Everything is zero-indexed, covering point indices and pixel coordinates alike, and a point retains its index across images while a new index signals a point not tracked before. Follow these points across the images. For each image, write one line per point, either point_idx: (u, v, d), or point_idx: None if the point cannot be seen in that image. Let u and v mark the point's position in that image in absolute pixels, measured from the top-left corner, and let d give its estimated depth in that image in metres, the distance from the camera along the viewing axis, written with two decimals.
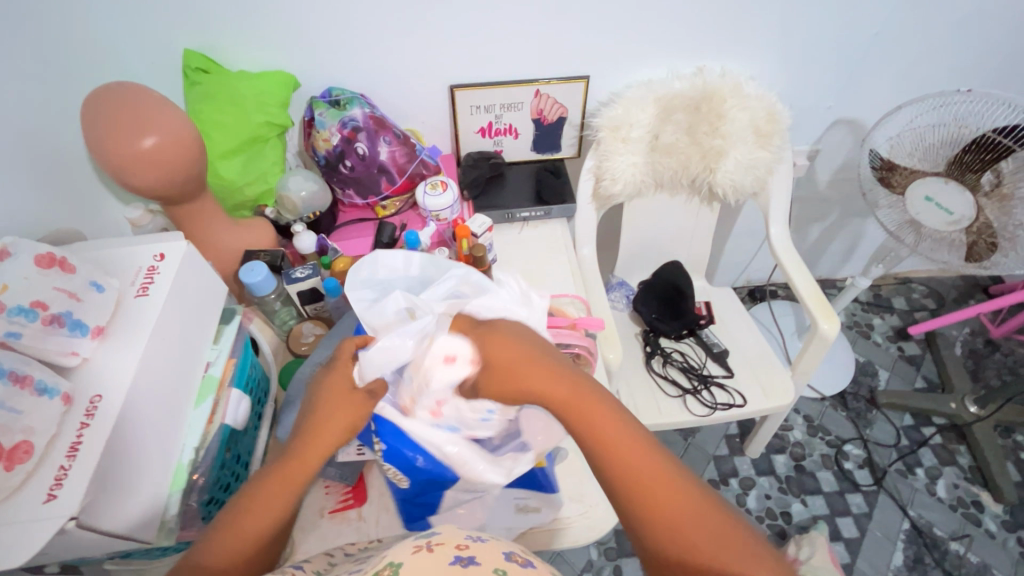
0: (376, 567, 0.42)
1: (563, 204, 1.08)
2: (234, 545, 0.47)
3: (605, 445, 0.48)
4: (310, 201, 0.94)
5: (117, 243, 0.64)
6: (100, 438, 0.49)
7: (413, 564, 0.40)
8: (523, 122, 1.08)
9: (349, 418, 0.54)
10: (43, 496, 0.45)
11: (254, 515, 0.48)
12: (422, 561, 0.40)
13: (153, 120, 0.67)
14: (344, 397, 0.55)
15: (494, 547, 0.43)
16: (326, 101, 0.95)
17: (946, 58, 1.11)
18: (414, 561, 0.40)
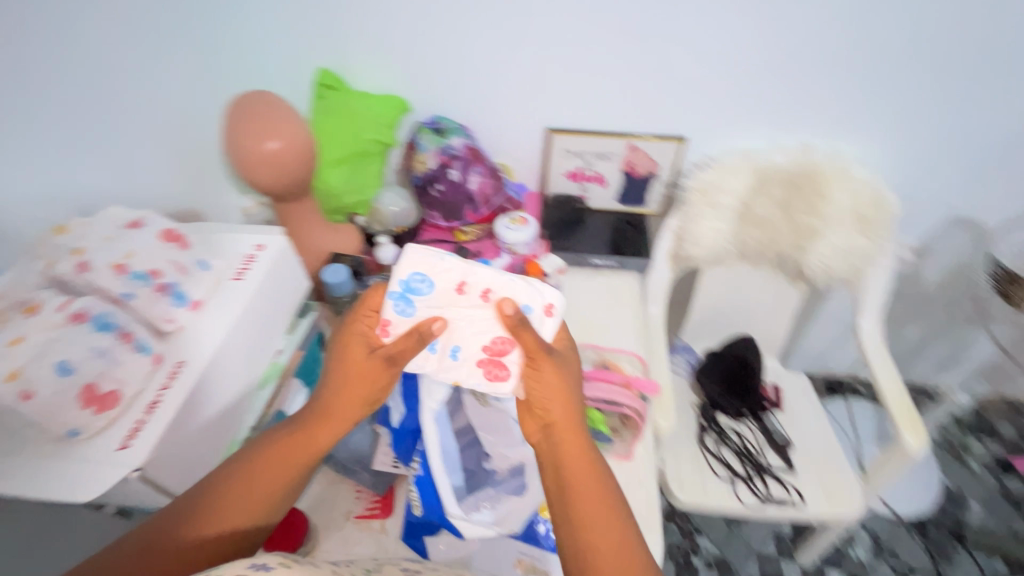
0: None
1: (637, 257, 1.08)
2: (252, 487, 0.55)
3: (573, 469, 0.59)
4: (399, 216, 1.02)
5: (229, 229, 0.71)
6: (175, 402, 0.53)
7: None
8: (613, 172, 1.09)
9: (362, 392, 0.62)
10: (121, 443, 0.50)
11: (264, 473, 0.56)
12: None
13: (279, 126, 0.74)
14: (364, 365, 0.62)
15: None
16: (431, 127, 1.01)
17: None
18: None
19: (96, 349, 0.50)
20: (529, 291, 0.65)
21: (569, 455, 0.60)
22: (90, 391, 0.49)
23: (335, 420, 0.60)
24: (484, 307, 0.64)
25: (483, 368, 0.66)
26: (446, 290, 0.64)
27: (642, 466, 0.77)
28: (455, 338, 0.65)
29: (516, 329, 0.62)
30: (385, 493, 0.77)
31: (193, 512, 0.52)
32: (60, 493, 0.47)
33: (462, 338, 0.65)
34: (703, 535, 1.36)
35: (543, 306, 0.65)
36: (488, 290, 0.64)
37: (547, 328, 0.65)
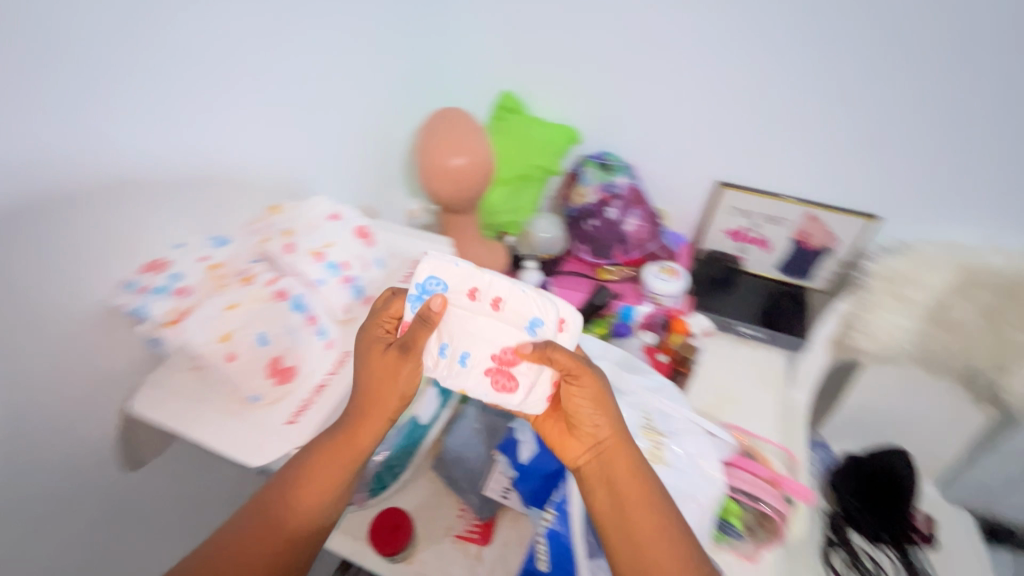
0: None
1: (791, 336, 0.97)
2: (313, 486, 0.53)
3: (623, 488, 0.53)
4: (548, 244, 1.01)
5: (405, 233, 0.76)
6: (339, 389, 0.57)
7: None
8: (780, 239, 1.00)
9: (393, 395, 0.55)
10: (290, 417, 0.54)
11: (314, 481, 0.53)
12: None
13: (466, 142, 0.77)
14: (382, 364, 0.55)
15: None
16: (597, 161, 1.01)
17: None
18: None
19: (288, 328, 0.56)
20: (539, 301, 0.54)
21: (617, 471, 0.54)
22: (275, 364, 0.54)
23: (375, 415, 0.55)
24: (495, 318, 0.54)
25: (493, 378, 0.55)
26: (456, 293, 0.55)
27: None
28: (462, 341, 0.55)
29: (545, 355, 0.52)
30: (486, 520, 0.75)
31: (261, 527, 0.51)
32: (235, 449, 0.52)
33: (472, 342, 0.54)
34: None
35: (557, 320, 0.55)
36: (497, 299, 0.55)
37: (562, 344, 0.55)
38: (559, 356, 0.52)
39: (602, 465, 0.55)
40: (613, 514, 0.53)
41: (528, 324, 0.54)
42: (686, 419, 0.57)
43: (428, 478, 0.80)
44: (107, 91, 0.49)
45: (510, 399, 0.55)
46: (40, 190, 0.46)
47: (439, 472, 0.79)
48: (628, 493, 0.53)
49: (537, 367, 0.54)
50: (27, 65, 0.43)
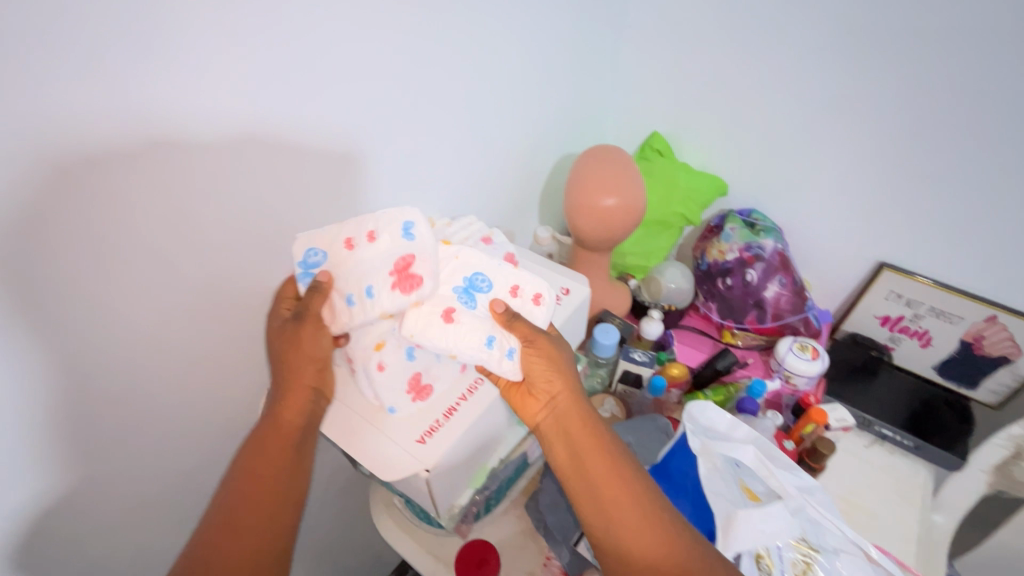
0: None
1: (947, 453, 0.83)
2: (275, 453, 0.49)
3: (585, 450, 0.53)
4: (674, 294, 0.97)
5: (545, 265, 0.75)
6: (470, 414, 0.55)
7: None
8: (946, 337, 0.88)
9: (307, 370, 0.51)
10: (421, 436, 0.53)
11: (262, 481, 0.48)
12: None
13: (620, 184, 0.75)
14: (291, 336, 0.50)
15: None
16: (742, 219, 0.95)
17: None
18: None
19: None
20: (493, 267, 0.56)
21: (574, 427, 0.55)
22: (415, 380, 0.54)
23: (298, 389, 0.51)
24: (379, 244, 0.49)
25: (405, 288, 0.48)
26: (335, 247, 0.50)
27: None
28: (359, 279, 0.49)
29: (509, 322, 0.54)
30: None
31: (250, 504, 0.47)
32: (365, 460, 0.51)
33: (372, 273, 0.49)
34: None
35: (508, 287, 0.56)
36: (406, 258, 0.49)
37: (540, 318, 0.56)
38: (519, 323, 0.54)
39: (560, 423, 0.56)
40: (574, 472, 0.53)
41: (467, 280, 0.54)
42: (851, 538, 0.50)
43: (516, 515, 0.76)
44: (310, 96, 0.51)
45: (488, 361, 0.53)
46: (238, 182, 0.49)
47: (530, 513, 0.75)
48: (585, 447, 0.53)
49: (475, 321, 0.53)
50: (252, 68, 0.46)
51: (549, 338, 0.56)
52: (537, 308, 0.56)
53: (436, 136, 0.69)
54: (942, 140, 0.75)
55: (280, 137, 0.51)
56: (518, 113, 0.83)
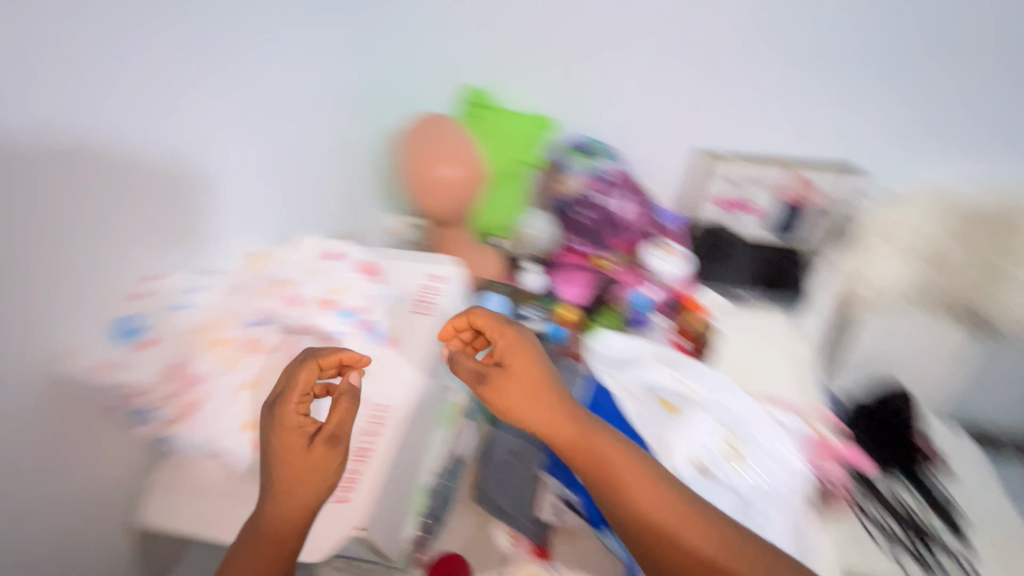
0: None
1: (795, 297, 1.00)
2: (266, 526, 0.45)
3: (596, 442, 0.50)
4: (542, 240, 0.99)
5: (407, 255, 0.69)
6: (384, 452, 0.53)
7: None
8: (773, 203, 0.98)
9: (308, 482, 0.46)
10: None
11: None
12: None
13: (459, 153, 0.74)
14: (305, 459, 0.46)
15: None
16: (580, 149, 0.98)
17: None
18: None
19: (318, 395, 0.52)
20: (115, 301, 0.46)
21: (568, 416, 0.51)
22: None
23: (300, 488, 0.45)
24: (148, 283, 0.48)
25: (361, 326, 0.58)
26: (119, 294, 0.46)
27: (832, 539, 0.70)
28: (165, 304, 0.49)
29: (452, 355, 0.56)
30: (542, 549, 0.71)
31: None
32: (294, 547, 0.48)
33: (159, 306, 0.49)
34: None
35: (127, 291, 0.47)
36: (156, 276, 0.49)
37: (166, 281, 0.50)
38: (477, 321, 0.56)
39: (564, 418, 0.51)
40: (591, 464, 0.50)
41: (120, 324, 0.46)
42: (759, 416, 0.64)
43: (472, 516, 0.73)
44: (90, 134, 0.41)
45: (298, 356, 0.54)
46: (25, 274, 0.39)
47: (482, 505, 0.73)
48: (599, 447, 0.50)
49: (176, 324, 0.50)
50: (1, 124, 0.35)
51: (506, 339, 0.55)
52: (148, 283, 0.48)
53: (257, 158, 0.62)
54: (709, 41, 0.91)
55: (161, 234, 0.50)
56: (336, 106, 0.78)
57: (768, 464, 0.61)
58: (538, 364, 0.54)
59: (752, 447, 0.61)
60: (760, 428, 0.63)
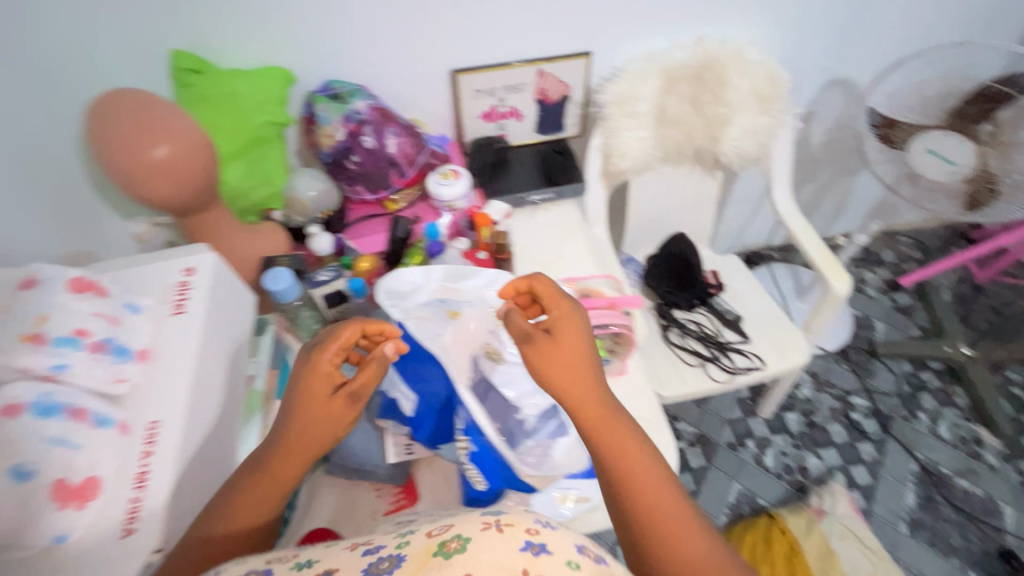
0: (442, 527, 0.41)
1: (573, 184, 1.08)
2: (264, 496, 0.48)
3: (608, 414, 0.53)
4: (320, 200, 0.93)
5: (144, 260, 0.61)
6: (166, 467, 0.46)
7: (481, 542, 0.39)
8: (526, 104, 1.06)
9: (321, 434, 0.50)
10: (484, 527, 0.39)
11: (242, 512, 0.47)
12: (491, 542, 0.39)
13: (165, 127, 0.63)
14: (321, 409, 0.49)
15: (564, 535, 0.41)
16: (326, 95, 0.92)
17: (915, 19, 1.13)
18: (482, 539, 0.39)
19: (51, 439, 0.42)
20: None
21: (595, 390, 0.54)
22: (62, 488, 0.41)
23: (297, 451, 0.49)
24: None
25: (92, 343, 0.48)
26: None
27: (636, 376, 0.85)
28: None
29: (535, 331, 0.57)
30: (405, 484, 0.75)
31: None
32: None
33: None
34: (681, 421, 1.48)
35: None
36: None
37: None
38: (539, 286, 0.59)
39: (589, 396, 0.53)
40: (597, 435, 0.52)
41: None
42: None
43: (330, 484, 0.74)
44: None
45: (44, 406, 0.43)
46: None
47: (333, 471, 0.74)
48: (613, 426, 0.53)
49: None
50: None
51: (567, 319, 0.57)
52: None
53: None
54: None
55: None
56: None
57: None
58: (582, 343, 0.55)
59: (531, 324, 0.68)
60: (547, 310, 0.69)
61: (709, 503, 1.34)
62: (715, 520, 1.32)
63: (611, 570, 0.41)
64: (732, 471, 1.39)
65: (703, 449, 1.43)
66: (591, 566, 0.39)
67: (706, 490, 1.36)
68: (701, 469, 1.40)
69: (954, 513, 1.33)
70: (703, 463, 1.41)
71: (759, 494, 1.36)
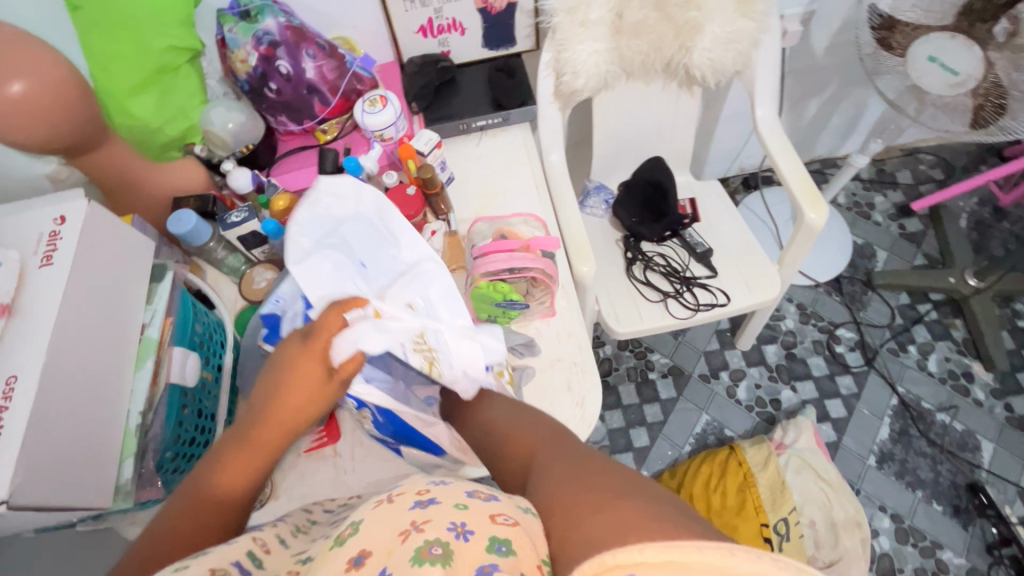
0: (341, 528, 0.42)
1: (522, 108, 0.98)
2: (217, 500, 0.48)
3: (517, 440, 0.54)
4: (240, 133, 0.87)
5: (14, 210, 0.59)
6: (19, 421, 0.47)
7: (373, 514, 0.41)
8: (468, 14, 0.95)
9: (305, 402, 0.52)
10: (374, 504, 0.43)
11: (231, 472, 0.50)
12: (381, 511, 0.41)
13: (17, 61, 0.58)
14: (318, 386, 0.52)
15: (455, 488, 0.44)
16: (234, 12, 0.83)
17: None
18: (374, 512, 0.42)
19: None
20: None
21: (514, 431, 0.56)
22: None
23: (280, 419, 0.51)
24: None
25: None
26: None
27: (568, 316, 0.80)
28: None
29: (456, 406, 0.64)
30: (328, 422, 0.75)
31: None
32: None
33: None
34: (655, 352, 1.46)
35: None
36: None
37: None
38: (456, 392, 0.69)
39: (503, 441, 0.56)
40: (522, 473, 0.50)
41: None
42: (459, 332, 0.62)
43: None
44: None
45: None
46: None
47: None
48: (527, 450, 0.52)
49: None
50: None
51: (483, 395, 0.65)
52: None
53: None
54: None
55: None
56: None
57: (459, 371, 0.62)
58: (490, 405, 0.62)
59: (446, 364, 0.62)
60: (468, 354, 0.62)
61: (674, 432, 1.36)
62: (680, 449, 1.34)
63: (503, 502, 0.43)
64: (702, 403, 1.39)
65: (675, 380, 1.42)
66: (478, 504, 0.41)
67: (673, 421, 1.37)
68: (671, 400, 1.40)
69: (928, 447, 1.30)
70: (673, 394, 1.40)
71: (727, 425, 1.36)
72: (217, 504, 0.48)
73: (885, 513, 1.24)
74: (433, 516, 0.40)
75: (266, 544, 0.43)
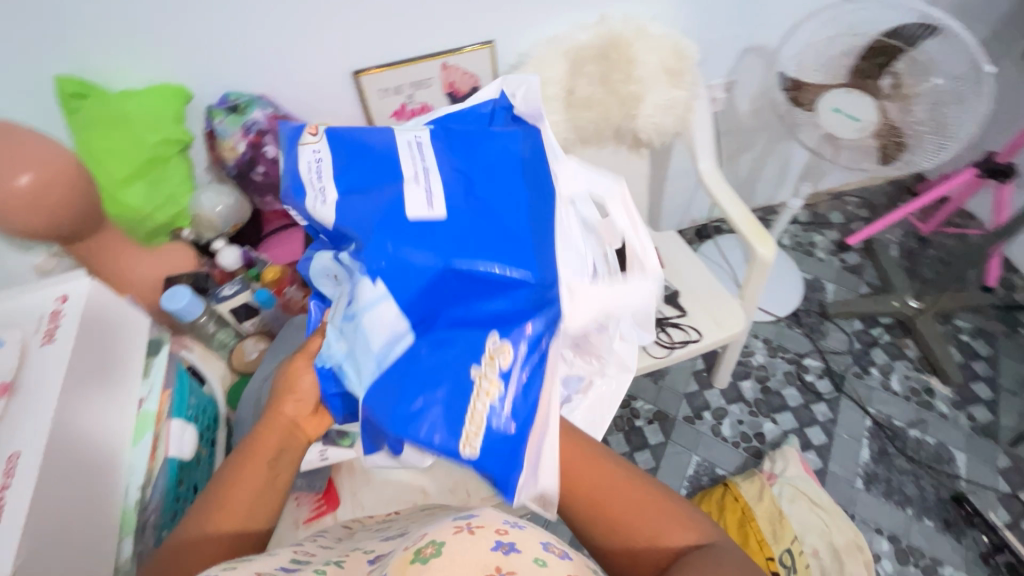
0: (416, 540, 0.43)
1: None
2: (238, 507, 0.54)
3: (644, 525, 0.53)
4: (228, 215, 0.93)
5: (15, 293, 0.60)
6: (20, 498, 0.46)
7: (454, 543, 0.42)
8: (437, 99, 1.06)
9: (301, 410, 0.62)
10: (455, 530, 0.43)
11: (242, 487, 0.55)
12: (464, 543, 0.42)
13: (24, 154, 0.62)
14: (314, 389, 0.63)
15: (531, 535, 0.45)
16: (223, 107, 0.91)
17: None
18: (456, 540, 0.42)
19: None
20: None
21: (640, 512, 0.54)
22: None
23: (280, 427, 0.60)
24: None
25: None
26: None
27: None
28: None
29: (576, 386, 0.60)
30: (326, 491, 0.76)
31: None
32: None
33: None
34: (638, 400, 1.49)
35: None
36: None
37: None
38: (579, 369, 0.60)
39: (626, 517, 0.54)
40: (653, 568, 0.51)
41: None
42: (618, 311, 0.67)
43: None
44: None
45: None
46: None
47: None
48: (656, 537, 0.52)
49: None
50: None
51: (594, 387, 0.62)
52: None
53: None
54: None
55: None
56: None
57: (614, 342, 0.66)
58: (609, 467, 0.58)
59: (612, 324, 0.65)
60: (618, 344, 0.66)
61: (667, 477, 1.36)
62: None
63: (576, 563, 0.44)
64: (690, 444, 1.41)
65: (661, 425, 1.44)
66: (555, 561, 0.42)
67: (665, 466, 1.38)
68: (660, 445, 1.41)
69: (908, 464, 1.35)
70: (661, 439, 1.42)
71: (718, 464, 1.37)
72: (247, 502, 0.54)
73: (883, 535, 1.26)
74: (517, 568, 0.40)
75: (309, 550, 0.49)
